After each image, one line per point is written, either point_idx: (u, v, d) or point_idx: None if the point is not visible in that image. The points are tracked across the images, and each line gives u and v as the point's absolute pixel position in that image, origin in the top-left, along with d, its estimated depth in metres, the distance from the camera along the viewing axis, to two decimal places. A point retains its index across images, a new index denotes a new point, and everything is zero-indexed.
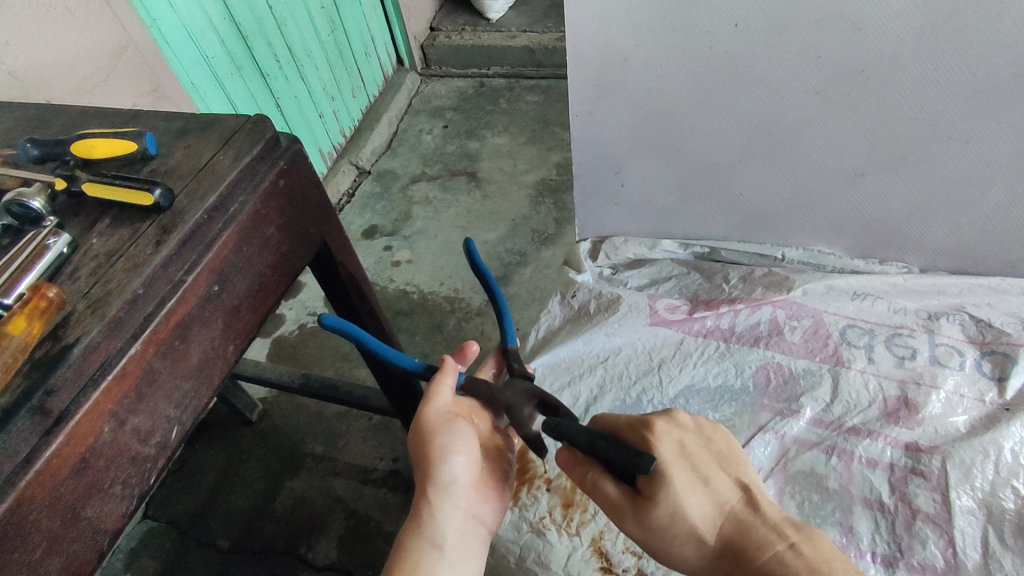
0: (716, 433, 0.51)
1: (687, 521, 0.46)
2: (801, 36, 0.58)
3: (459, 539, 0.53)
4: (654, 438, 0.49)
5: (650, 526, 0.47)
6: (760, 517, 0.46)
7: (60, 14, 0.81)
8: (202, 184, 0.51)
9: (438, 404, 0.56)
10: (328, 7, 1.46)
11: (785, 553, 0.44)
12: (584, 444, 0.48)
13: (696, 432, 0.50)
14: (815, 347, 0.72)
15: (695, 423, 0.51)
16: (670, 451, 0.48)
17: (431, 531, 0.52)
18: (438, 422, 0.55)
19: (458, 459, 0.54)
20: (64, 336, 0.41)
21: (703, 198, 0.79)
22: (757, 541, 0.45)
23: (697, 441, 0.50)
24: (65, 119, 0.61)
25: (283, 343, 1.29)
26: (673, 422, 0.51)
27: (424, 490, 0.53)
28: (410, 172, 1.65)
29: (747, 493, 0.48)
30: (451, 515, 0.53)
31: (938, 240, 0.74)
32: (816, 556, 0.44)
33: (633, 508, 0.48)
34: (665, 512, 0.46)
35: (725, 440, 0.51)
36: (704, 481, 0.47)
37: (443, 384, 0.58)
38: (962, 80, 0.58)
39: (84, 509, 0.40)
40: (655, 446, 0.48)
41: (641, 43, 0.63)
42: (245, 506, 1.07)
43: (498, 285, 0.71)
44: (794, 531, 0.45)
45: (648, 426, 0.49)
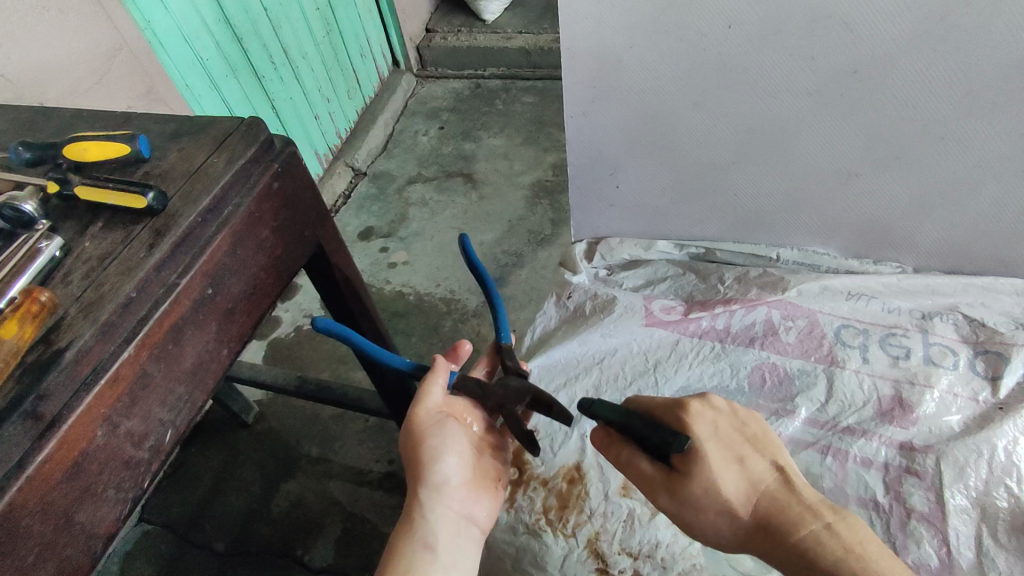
0: (751, 415, 0.51)
1: (722, 497, 0.46)
2: (793, 38, 0.58)
3: (452, 540, 0.53)
4: (690, 417, 0.48)
5: (683, 501, 0.47)
6: (795, 496, 0.46)
7: (53, 16, 0.81)
8: (195, 187, 0.50)
9: (430, 404, 0.56)
10: (323, 9, 1.46)
11: (820, 532, 0.44)
12: (620, 423, 0.48)
13: (732, 413, 0.50)
14: (810, 347, 0.72)
15: (730, 404, 0.50)
16: (705, 431, 0.48)
17: (423, 532, 0.51)
18: (429, 423, 0.56)
19: (449, 460, 0.54)
20: (56, 341, 0.41)
21: (699, 198, 0.79)
22: (791, 519, 0.45)
23: (733, 422, 0.50)
24: (58, 122, 0.61)
25: (279, 345, 1.28)
26: (709, 404, 0.50)
27: (415, 491, 0.53)
28: (405, 173, 1.65)
29: (782, 473, 0.48)
30: (443, 516, 0.53)
31: (932, 240, 0.75)
32: (850, 538, 0.44)
33: (666, 484, 0.48)
34: (699, 488, 0.47)
35: (759, 421, 0.50)
36: (739, 460, 0.47)
37: (436, 383, 0.57)
38: (955, 81, 0.58)
39: (77, 514, 0.40)
40: (691, 424, 0.48)
41: (635, 45, 0.63)
42: (242, 509, 1.06)
43: (494, 284, 0.71)
44: (829, 512, 0.45)
45: (685, 406, 0.49)
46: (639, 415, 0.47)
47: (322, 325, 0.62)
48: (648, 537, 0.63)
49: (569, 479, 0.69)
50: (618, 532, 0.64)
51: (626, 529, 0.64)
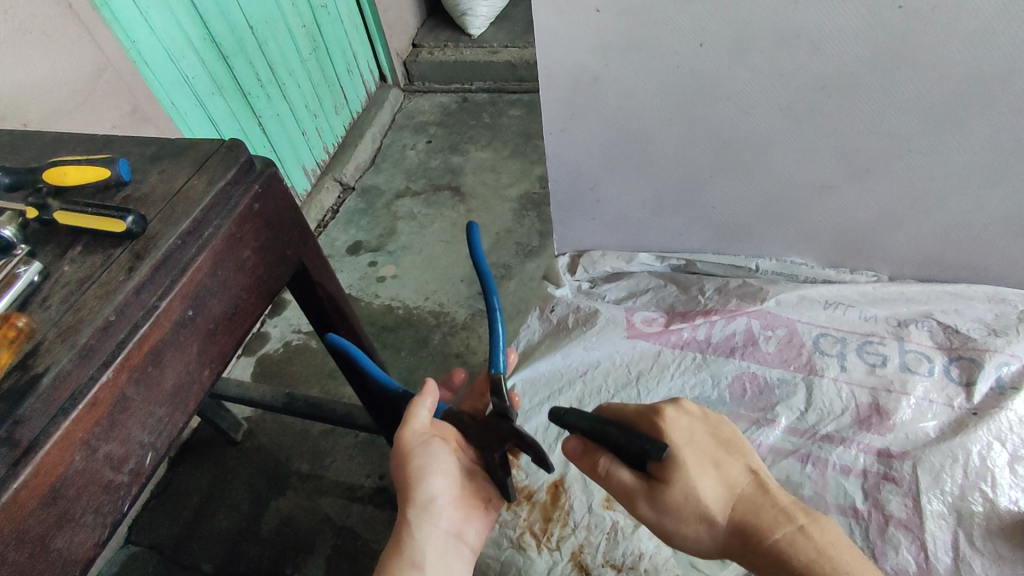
0: (722, 420, 0.50)
1: (701, 504, 0.45)
2: (763, 54, 0.60)
3: (440, 559, 0.53)
4: (665, 423, 0.47)
5: (663, 510, 0.45)
6: (769, 499, 0.46)
7: (36, 38, 0.81)
8: (175, 209, 0.51)
9: (416, 425, 0.55)
10: (308, 27, 1.47)
11: (795, 535, 0.44)
12: (593, 431, 0.46)
13: (704, 419, 0.49)
14: (789, 356, 0.73)
15: (702, 410, 0.50)
16: (682, 436, 0.47)
17: (411, 552, 0.51)
18: (414, 442, 0.54)
19: (436, 479, 0.54)
20: (33, 366, 0.41)
21: (679, 211, 0.80)
22: (767, 523, 0.45)
23: (706, 428, 0.49)
24: (38, 145, 0.61)
25: (268, 362, 1.28)
26: (681, 410, 0.49)
27: (402, 509, 0.53)
28: (393, 187, 1.66)
29: (756, 477, 0.47)
30: (430, 535, 0.53)
31: (906, 249, 0.76)
32: (822, 539, 0.44)
33: (646, 493, 0.46)
34: (678, 495, 0.45)
35: (730, 427, 0.50)
36: (715, 466, 0.46)
37: (422, 403, 0.56)
38: (920, 95, 0.59)
39: (54, 539, 0.40)
40: (667, 431, 0.47)
41: (610, 63, 0.65)
42: (230, 528, 1.05)
43: (498, 302, 0.65)
44: (802, 514, 0.46)
45: (659, 412, 0.48)
46: (612, 422, 0.46)
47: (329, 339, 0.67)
48: (631, 549, 0.65)
49: (553, 492, 0.70)
50: (601, 544, 0.66)
51: (609, 542, 0.66)
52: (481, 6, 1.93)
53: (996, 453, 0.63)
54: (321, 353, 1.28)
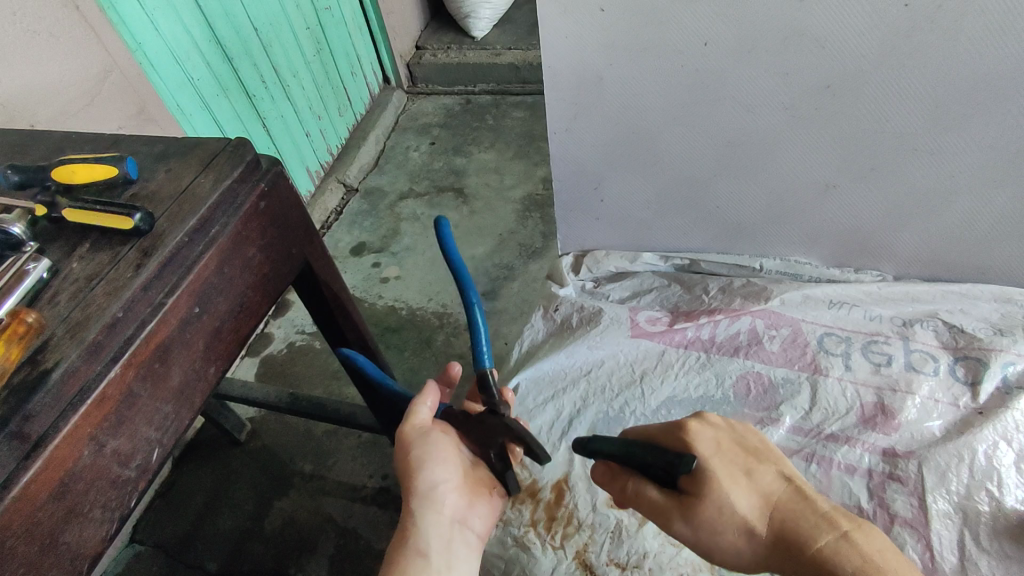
0: (748, 430, 0.49)
1: (737, 514, 0.44)
2: (767, 54, 0.60)
3: (445, 548, 0.52)
4: (690, 436, 0.47)
5: (700, 525, 0.44)
6: (808, 506, 0.44)
7: (44, 40, 0.82)
8: (183, 207, 0.51)
9: (417, 419, 0.56)
10: (313, 29, 1.48)
11: (837, 542, 0.43)
12: (621, 454, 0.45)
13: (729, 429, 0.49)
14: (794, 355, 0.73)
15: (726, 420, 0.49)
16: (708, 448, 0.46)
17: (415, 540, 0.51)
18: (415, 435, 0.55)
19: (437, 466, 0.53)
20: (42, 362, 0.42)
21: (683, 211, 0.80)
22: (807, 529, 0.43)
23: (733, 437, 0.48)
24: (47, 144, 0.61)
25: (272, 362, 1.28)
26: (705, 422, 0.49)
27: (406, 499, 0.53)
28: (397, 189, 1.66)
29: (792, 484, 0.46)
30: (434, 522, 0.52)
31: (910, 249, 0.76)
32: (866, 546, 0.43)
33: (680, 509, 0.45)
34: (713, 507, 0.44)
35: (759, 437, 0.49)
36: (746, 475, 0.45)
37: (424, 398, 0.57)
38: (924, 95, 0.59)
39: (63, 534, 0.41)
40: (693, 443, 0.46)
41: (615, 63, 0.65)
42: (234, 527, 1.06)
43: (476, 297, 0.63)
44: (845, 520, 0.44)
45: (683, 426, 0.48)
46: (637, 443, 0.45)
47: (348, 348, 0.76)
48: (636, 548, 0.65)
49: (557, 491, 0.70)
50: (606, 542, 0.66)
51: (614, 540, 0.66)
52: (485, 8, 1.93)
53: (1002, 452, 0.63)
54: (325, 353, 1.29)
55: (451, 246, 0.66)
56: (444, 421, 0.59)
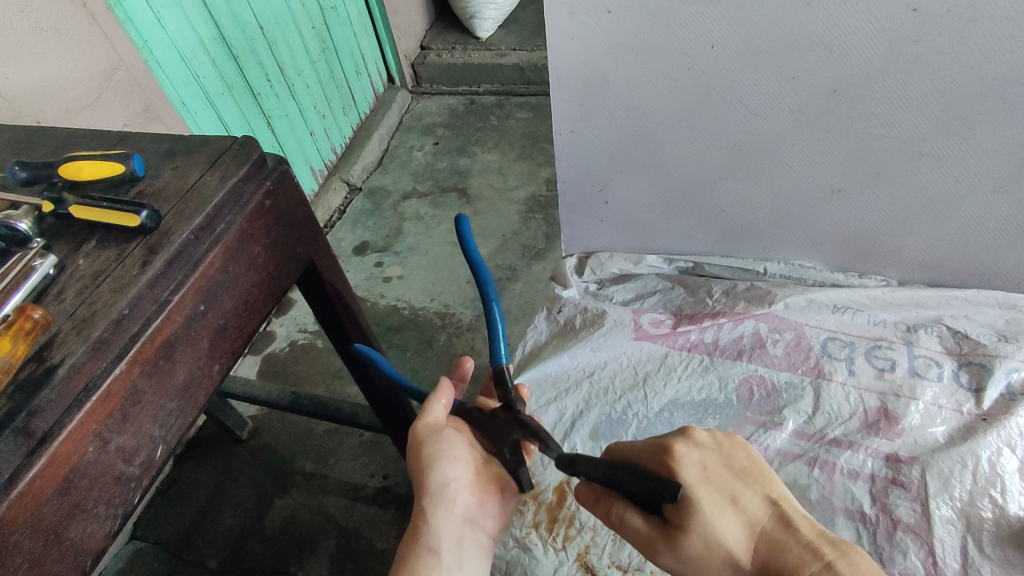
0: (736, 446, 0.48)
1: (722, 547, 0.43)
2: (773, 57, 0.60)
3: (456, 547, 0.52)
4: (676, 463, 0.45)
5: (686, 557, 0.43)
6: (793, 535, 0.44)
7: (52, 36, 0.82)
8: (189, 205, 0.51)
9: (430, 417, 0.56)
10: (318, 28, 1.48)
11: (822, 574, 0.42)
12: (604, 477, 0.44)
13: (717, 449, 0.47)
14: (797, 359, 0.73)
15: (714, 438, 0.48)
16: (694, 476, 0.44)
17: (426, 537, 0.51)
18: (428, 433, 0.55)
19: (450, 464, 0.53)
20: (49, 357, 0.42)
21: (686, 214, 0.80)
22: (791, 560, 0.43)
23: (720, 459, 0.46)
24: (54, 141, 0.62)
25: (274, 360, 1.29)
26: (692, 441, 0.47)
27: (418, 496, 0.53)
28: (400, 188, 1.67)
29: (777, 509, 0.45)
30: (445, 520, 0.52)
31: (915, 255, 0.76)
32: (851, 575, 0.42)
33: (664, 540, 0.44)
34: (698, 541, 0.43)
35: (746, 453, 0.48)
36: (732, 505, 0.44)
37: (438, 396, 0.57)
38: (931, 100, 0.59)
39: (67, 530, 0.41)
40: (679, 471, 0.44)
41: (621, 65, 0.65)
42: (235, 525, 1.06)
43: (495, 293, 0.63)
44: (830, 548, 0.44)
45: (669, 449, 0.45)
46: (620, 467, 0.43)
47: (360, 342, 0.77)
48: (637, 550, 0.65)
49: (559, 492, 0.70)
50: (608, 545, 0.66)
51: (615, 543, 0.66)
52: (490, 9, 1.93)
53: (1006, 459, 0.62)
54: (327, 352, 1.29)
55: (473, 249, 0.65)
56: (458, 420, 0.58)
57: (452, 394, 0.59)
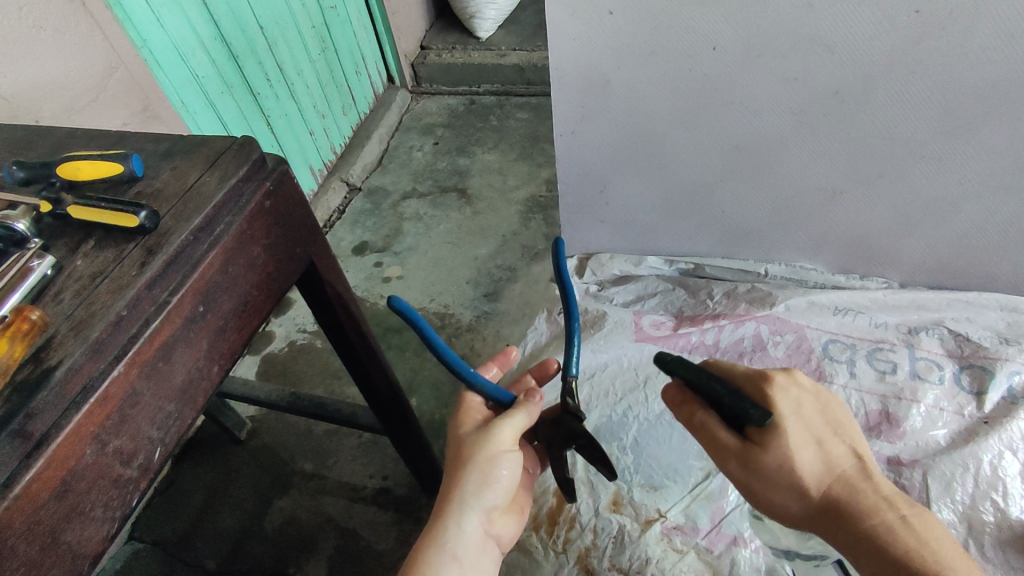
0: (833, 399, 0.49)
1: (799, 475, 0.46)
2: (775, 59, 0.60)
3: (474, 557, 0.54)
4: (774, 390, 0.48)
5: (759, 475, 0.46)
6: (871, 485, 0.46)
7: (50, 35, 0.82)
8: (188, 205, 0.51)
9: (503, 430, 0.55)
10: (317, 27, 1.47)
11: (894, 521, 0.45)
12: (699, 384, 0.46)
13: (814, 394, 0.49)
14: (798, 362, 0.73)
15: (814, 385, 0.49)
16: (789, 410, 0.47)
17: (454, 543, 0.52)
18: (494, 442, 0.55)
19: (503, 483, 0.55)
20: (45, 360, 0.41)
21: (688, 215, 0.80)
22: (865, 504, 0.45)
23: (816, 403, 0.48)
24: (52, 141, 0.61)
25: (273, 360, 1.28)
26: (792, 380, 0.49)
27: (459, 499, 0.53)
28: (400, 188, 1.66)
29: (861, 461, 0.47)
30: (472, 529, 0.54)
31: (915, 257, 0.77)
32: (923, 531, 0.44)
33: (743, 455, 0.47)
34: (775, 462, 0.46)
35: (841, 407, 0.49)
36: (815, 442, 0.46)
37: (522, 411, 0.56)
38: (934, 102, 0.59)
39: (64, 534, 0.40)
40: (774, 401, 0.47)
41: (622, 66, 0.65)
42: (233, 526, 1.05)
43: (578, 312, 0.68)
44: (904, 504, 0.46)
45: (768, 379, 0.48)
46: (719, 380, 0.46)
47: (395, 302, 0.65)
48: (638, 553, 0.64)
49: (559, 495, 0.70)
50: (608, 548, 0.66)
51: (616, 545, 0.65)
52: (490, 9, 1.93)
53: (1008, 462, 0.62)
54: (326, 352, 1.28)
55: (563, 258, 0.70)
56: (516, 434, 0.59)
57: (536, 417, 0.58)
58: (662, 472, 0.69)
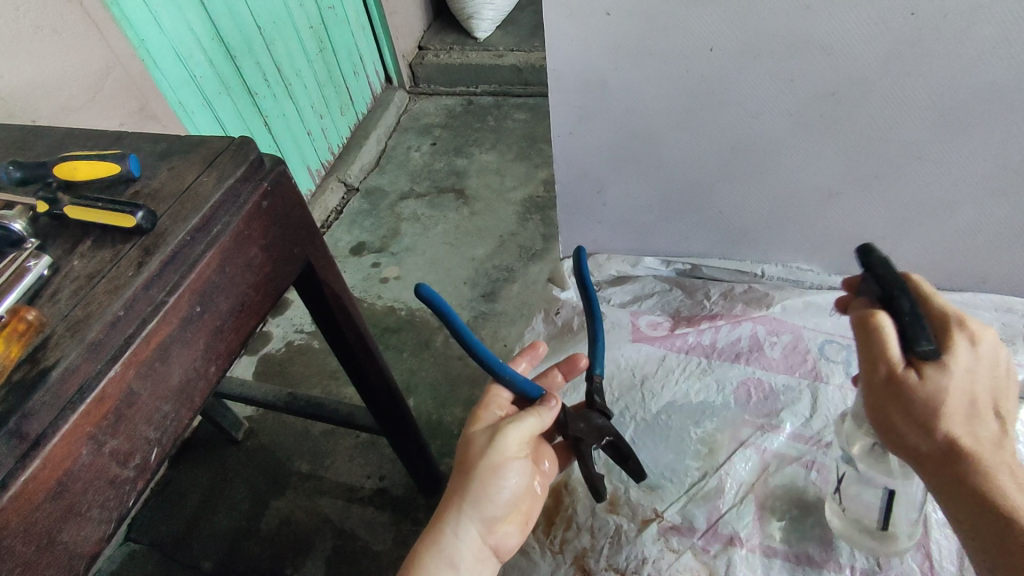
0: (1006, 382, 0.47)
1: (938, 412, 0.44)
2: (772, 60, 0.60)
3: (472, 564, 0.55)
4: (957, 340, 0.46)
5: (899, 395, 0.46)
6: (1005, 461, 0.44)
7: (48, 35, 0.82)
8: (185, 206, 0.51)
9: (508, 441, 0.55)
10: (315, 27, 1.47)
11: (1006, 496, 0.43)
12: (888, 293, 0.48)
13: (995, 365, 0.47)
14: (794, 362, 0.74)
15: (1000, 358, 0.47)
16: (964, 362, 0.45)
17: (451, 551, 0.53)
18: (496, 453, 0.55)
19: (503, 491, 0.56)
20: (42, 360, 0.41)
21: (684, 216, 0.80)
22: (989, 469, 0.44)
23: (991, 372, 0.47)
24: (49, 140, 0.61)
25: (271, 360, 1.28)
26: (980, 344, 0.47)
27: (458, 507, 0.54)
28: (398, 189, 1.66)
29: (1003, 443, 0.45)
30: (470, 537, 0.55)
31: (911, 258, 0.77)
32: None
33: (895, 376, 0.46)
34: (924, 393, 0.44)
35: (1008, 394, 0.47)
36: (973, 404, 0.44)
37: (529, 416, 0.57)
38: (929, 104, 0.60)
39: (60, 534, 0.40)
40: (954, 347, 0.46)
41: (619, 67, 0.65)
42: (230, 527, 1.05)
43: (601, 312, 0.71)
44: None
45: (957, 329, 0.47)
46: (909, 302, 0.47)
47: (424, 291, 0.65)
48: (635, 553, 0.64)
49: (556, 495, 0.70)
50: (605, 548, 0.65)
51: (613, 545, 0.65)
52: (487, 10, 1.93)
53: None
54: (324, 352, 1.28)
55: (586, 268, 0.72)
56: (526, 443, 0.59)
57: (545, 425, 0.58)
58: (659, 472, 0.69)
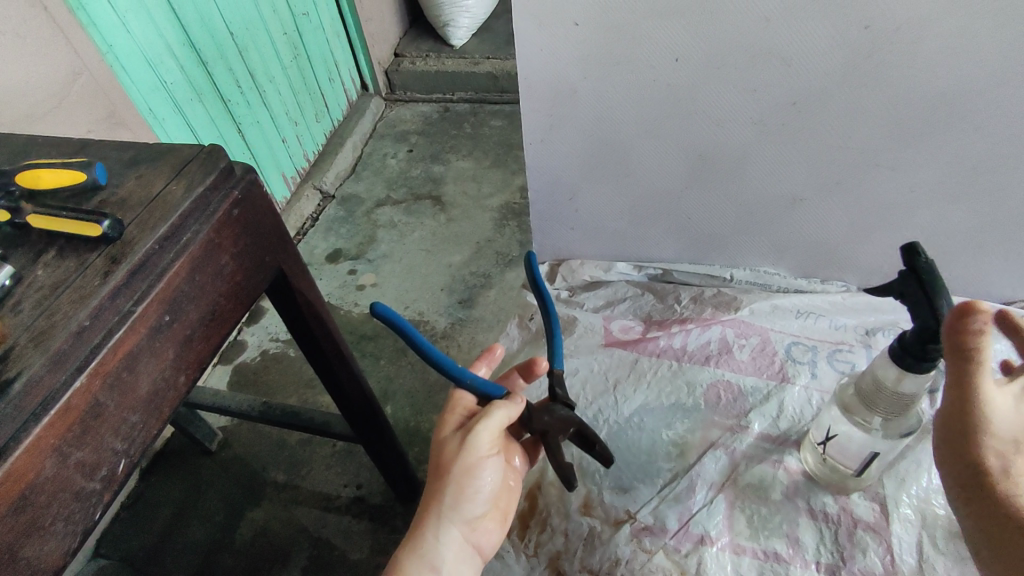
0: None
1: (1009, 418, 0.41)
2: (736, 71, 0.62)
3: (455, 566, 0.55)
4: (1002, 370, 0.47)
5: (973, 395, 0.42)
6: None
7: (10, 40, 0.80)
8: (153, 214, 0.51)
9: (478, 438, 0.56)
10: (289, 34, 1.47)
11: None
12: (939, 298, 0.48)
13: None
14: (762, 364, 0.76)
15: None
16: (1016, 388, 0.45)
17: (432, 555, 0.53)
18: (467, 451, 0.55)
19: (477, 490, 0.56)
20: (4, 371, 0.41)
21: (655, 221, 0.82)
22: None
23: None
24: (12, 148, 0.60)
25: (245, 370, 1.26)
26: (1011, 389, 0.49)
27: (434, 512, 0.55)
28: (374, 196, 1.66)
29: None
30: (450, 539, 0.55)
31: (872, 262, 0.80)
32: None
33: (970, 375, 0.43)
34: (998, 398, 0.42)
35: None
36: None
37: (494, 414, 0.57)
38: (884, 114, 0.62)
39: (22, 549, 0.40)
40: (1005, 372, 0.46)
41: (587, 77, 0.66)
42: (203, 539, 1.04)
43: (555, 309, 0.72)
44: None
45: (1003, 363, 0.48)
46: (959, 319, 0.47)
47: (379, 309, 0.64)
48: (608, 554, 0.65)
49: (530, 497, 0.71)
50: (579, 551, 0.66)
51: (587, 547, 0.66)
52: (463, 17, 1.94)
53: None
54: (299, 361, 1.27)
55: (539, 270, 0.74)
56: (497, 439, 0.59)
57: (514, 418, 0.58)
58: (631, 474, 0.70)
